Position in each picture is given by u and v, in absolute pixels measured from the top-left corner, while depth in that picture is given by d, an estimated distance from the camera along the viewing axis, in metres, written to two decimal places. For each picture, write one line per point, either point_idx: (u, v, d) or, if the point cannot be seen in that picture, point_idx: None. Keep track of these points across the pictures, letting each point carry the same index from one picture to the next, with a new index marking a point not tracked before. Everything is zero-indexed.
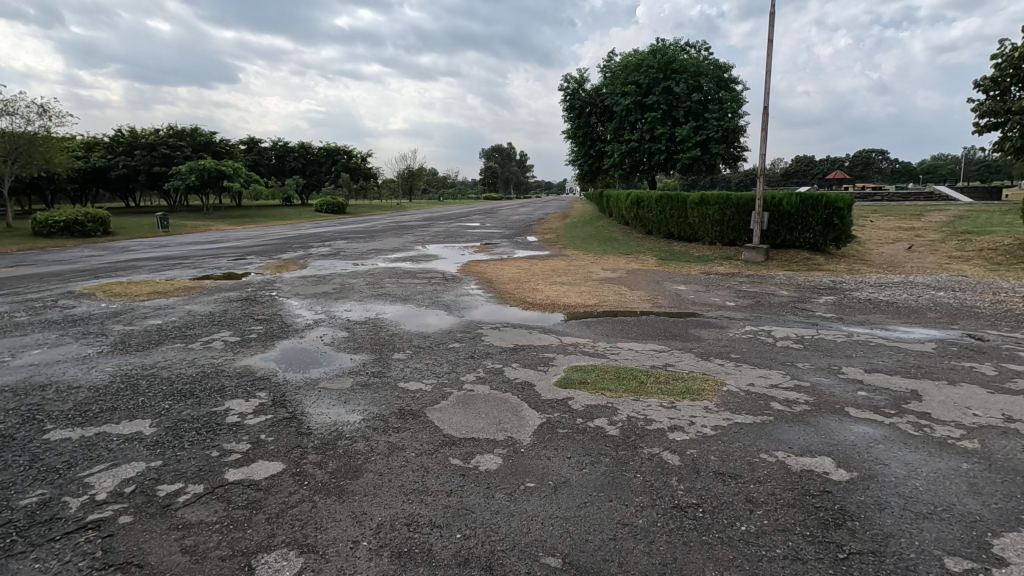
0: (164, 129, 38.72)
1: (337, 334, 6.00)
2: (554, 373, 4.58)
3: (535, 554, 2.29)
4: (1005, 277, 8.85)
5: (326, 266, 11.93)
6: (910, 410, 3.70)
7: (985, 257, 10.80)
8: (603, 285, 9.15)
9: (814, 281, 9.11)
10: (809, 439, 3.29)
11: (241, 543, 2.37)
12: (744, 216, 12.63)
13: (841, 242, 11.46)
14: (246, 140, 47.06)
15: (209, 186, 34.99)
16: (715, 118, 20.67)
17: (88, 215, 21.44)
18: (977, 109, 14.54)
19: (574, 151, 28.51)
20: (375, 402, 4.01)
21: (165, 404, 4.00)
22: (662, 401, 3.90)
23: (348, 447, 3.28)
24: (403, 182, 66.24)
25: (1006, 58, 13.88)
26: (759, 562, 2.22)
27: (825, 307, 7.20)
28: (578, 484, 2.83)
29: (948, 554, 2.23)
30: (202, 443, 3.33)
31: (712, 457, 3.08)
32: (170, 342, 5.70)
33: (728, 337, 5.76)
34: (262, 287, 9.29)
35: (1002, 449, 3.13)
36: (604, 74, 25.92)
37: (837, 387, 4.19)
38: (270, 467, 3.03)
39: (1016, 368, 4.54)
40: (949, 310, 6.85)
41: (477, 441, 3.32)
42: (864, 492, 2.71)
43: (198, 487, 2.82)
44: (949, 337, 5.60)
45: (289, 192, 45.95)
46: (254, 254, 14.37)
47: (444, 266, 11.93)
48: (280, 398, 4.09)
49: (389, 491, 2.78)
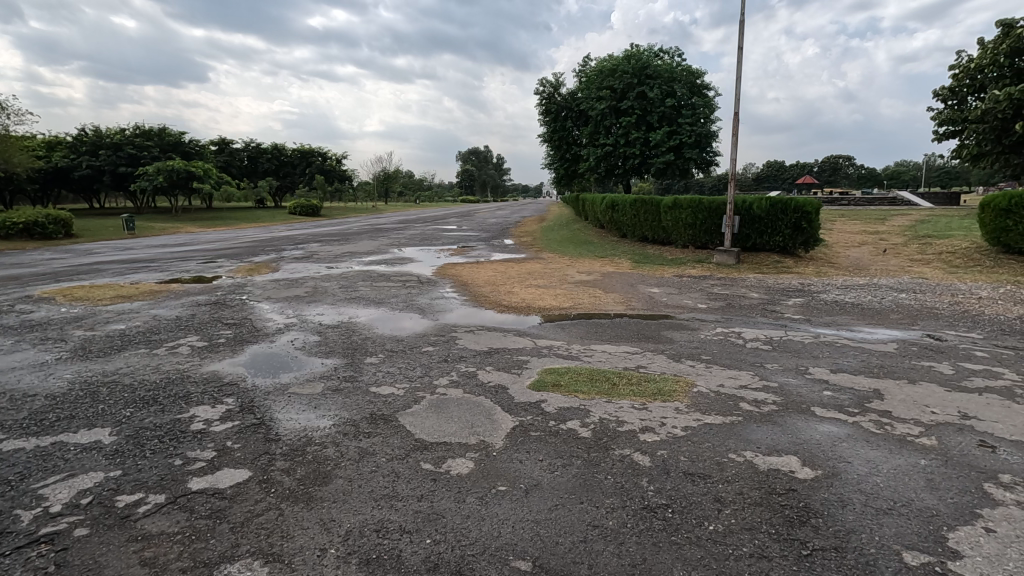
0: (129, 129, 37.63)
1: (308, 339, 5.90)
2: (527, 375, 4.60)
3: (505, 558, 2.28)
4: (962, 279, 9.26)
5: (300, 269, 11.75)
6: (873, 409, 3.80)
7: (945, 259, 11.24)
8: (578, 288, 9.23)
9: (782, 283, 9.36)
10: (776, 439, 3.36)
11: (203, 554, 2.30)
12: (716, 219, 12.85)
13: (809, 245, 11.74)
14: (217, 140, 46.04)
15: (178, 187, 34.07)
16: (688, 123, 21.07)
17: (49, 215, 20.65)
18: (938, 117, 15.39)
19: (550, 155, 28.74)
20: (347, 407, 3.95)
21: (126, 411, 3.88)
22: (634, 402, 3.95)
23: (318, 453, 3.23)
24: (379, 184, 65.53)
25: (962, 69, 14.55)
26: (725, 561, 2.25)
27: (794, 309, 7.39)
28: (549, 486, 2.84)
29: (906, 549, 2.30)
30: (164, 451, 3.24)
31: (682, 457, 3.12)
32: (134, 348, 5.54)
33: (699, 338, 5.87)
34: (232, 290, 9.09)
35: (958, 446, 3.23)
36: (580, 79, 26.15)
37: (804, 387, 4.29)
38: (236, 475, 2.96)
39: (972, 367, 4.72)
40: (911, 311, 7.10)
41: (450, 445, 3.31)
42: (828, 489, 2.77)
43: (159, 497, 2.74)
44: (910, 337, 5.80)
45: (262, 193, 45.09)
46: (224, 258, 14.08)
47: (421, 269, 11.85)
48: (248, 404, 3.99)
49: (359, 497, 2.75)
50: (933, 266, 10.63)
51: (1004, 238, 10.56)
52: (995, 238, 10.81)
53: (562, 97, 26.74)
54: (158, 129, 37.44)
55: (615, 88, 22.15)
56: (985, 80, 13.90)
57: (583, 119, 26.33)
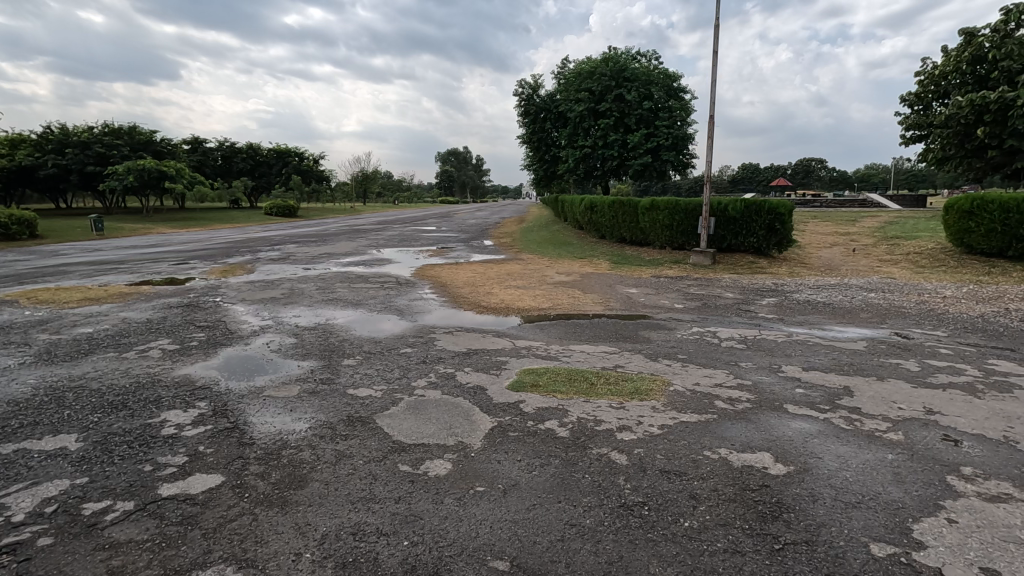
0: (97, 128, 36.64)
1: (284, 341, 5.81)
2: (506, 375, 4.60)
3: (483, 559, 2.28)
4: (928, 278, 9.57)
5: (276, 270, 11.57)
6: (843, 406, 3.90)
7: (912, 260, 11.58)
8: (557, 288, 9.27)
9: (756, 283, 9.54)
10: (750, 436, 3.42)
11: (174, 561, 2.26)
12: (692, 221, 13.03)
13: (782, 246, 11.98)
14: (189, 139, 45.10)
15: (149, 187, 33.22)
16: (665, 126, 21.31)
17: (12, 215, 19.98)
18: (904, 121, 15.88)
19: (529, 157, 28.85)
20: (323, 409, 3.90)
21: (94, 417, 3.77)
22: (611, 402, 3.98)
23: (294, 456, 3.19)
24: (357, 184, 64.76)
25: (927, 75, 15.08)
26: (700, 557, 2.28)
27: (767, 309, 7.53)
28: (527, 486, 2.84)
29: (873, 541, 2.37)
30: (134, 457, 3.16)
31: (658, 456, 3.15)
32: (102, 352, 5.39)
33: (676, 338, 5.94)
34: (206, 292, 8.89)
35: (923, 440, 3.34)
36: (558, 81, 26.31)
37: (777, 385, 4.38)
38: (208, 480, 2.90)
39: (936, 364, 4.89)
40: (880, 310, 7.28)
41: (428, 446, 3.29)
42: (800, 485, 2.83)
43: (128, 504, 2.67)
44: (879, 336, 5.96)
45: (236, 194, 44.26)
46: (197, 259, 13.80)
47: (399, 270, 11.76)
48: (221, 408, 3.92)
49: (336, 500, 2.71)
50: (901, 266, 10.95)
51: (967, 240, 10.93)
52: (958, 239, 11.18)
53: (541, 99, 26.86)
54: (128, 128, 36.54)
55: (593, 90, 22.32)
56: (949, 87, 14.40)
57: (562, 121, 26.40)
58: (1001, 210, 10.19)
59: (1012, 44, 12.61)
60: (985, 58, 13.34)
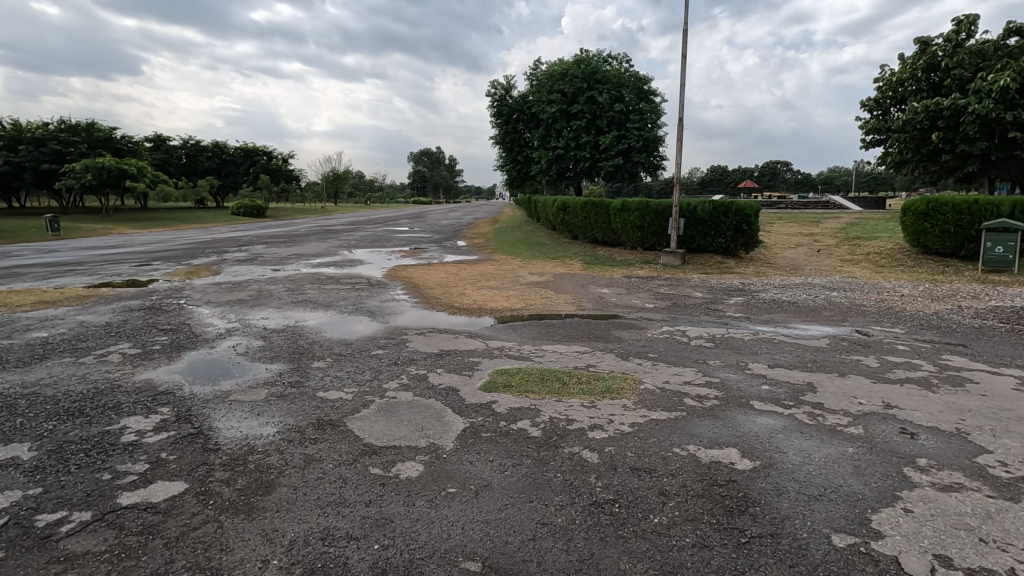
0: (52, 124, 35.25)
1: (251, 344, 5.68)
2: (478, 376, 4.59)
3: (455, 560, 2.27)
4: (888, 277, 9.91)
5: (243, 271, 11.32)
6: (806, 402, 4.01)
7: (873, 259, 11.98)
8: (530, 289, 9.29)
9: (724, 283, 9.73)
10: (718, 433, 3.49)
11: (134, 573, 2.19)
12: (663, 221, 13.24)
13: (750, 246, 12.25)
14: (152, 137, 43.76)
15: (109, 186, 32.08)
16: (636, 128, 21.57)
17: None
18: (865, 126, 16.42)
19: (503, 157, 28.89)
20: (291, 413, 3.83)
21: (48, 424, 3.62)
22: (583, 401, 4.00)
23: (260, 461, 3.12)
24: (328, 184, 63.66)
25: (885, 82, 15.66)
26: (669, 552, 2.32)
27: (735, 308, 7.69)
28: (499, 486, 2.84)
29: (835, 532, 2.44)
30: (92, 466, 3.05)
31: (629, 454, 3.19)
32: (58, 357, 5.18)
33: (647, 337, 6.01)
34: (169, 294, 8.65)
35: (882, 433, 3.46)
36: (531, 82, 26.43)
37: (744, 382, 4.48)
38: (171, 488, 2.82)
39: (895, 360, 5.07)
40: (842, 309, 7.52)
41: (399, 449, 3.26)
42: (765, 479, 2.90)
43: (85, 514, 2.57)
44: (841, 333, 6.15)
45: (201, 193, 43.09)
46: (160, 260, 13.41)
47: (371, 270, 11.63)
48: (185, 413, 3.81)
49: (304, 505, 2.67)
50: (862, 266, 11.32)
51: (923, 240, 11.35)
52: (915, 240, 11.59)
53: (514, 100, 26.94)
54: (86, 124, 35.29)
55: (565, 92, 22.48)
56: (905, 93, 14.97)
57: (535, 121, 26.51)
58: (955, 211, 10.67)
59: (963, 53, 13.24)
60: (938, 66, 13.93)
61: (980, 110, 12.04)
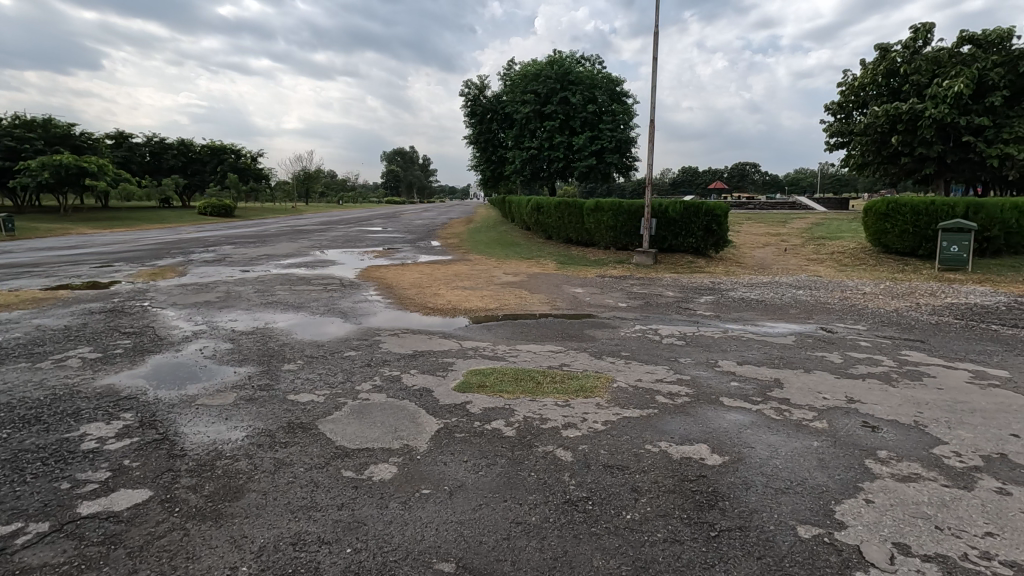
0: (6, 120, 33.76)
1: (219, 347, 5.55)
2: (452, 377, 4.57)
3: (428, 561, 2.26)
4: (850, 276, 10.23)
5: (210, 272, 11.05)
6: (774, 397, 4.11)
7: (836, 259, 12.34)
8: (504, 289, 9.29)
9: (695, 282, 9.91)
10: (689, 429, 3.55)
11: None
12: (635, 221, 13.40)
13: (720, 246, 12.50)
14: (113, 134, 42.32)
15: (68, 184, 30.89)
16: (609, 129, 21.79)
17: None
18: (828, 129, 16.92)
19: (476, 157, 28.84)
20: (261, 416, 3.76)
21: (2, 433, 3.47)
22: (556, 400, 4.03)
23: (228, 466, 3.05)
24: (298, 183, 62.51)
25: (848, 86, 16.16)
26: (641, 547, 2.35)
27: (706, 306, 7.84)
28: (474, 486, 2.84)
29: (801, 523, 2.51)
30: (49, 475, 2.94)
31: (602, 451, 3.23)
32: (12, 362, 4.97)
33: (619, 336, 6.09)
34: (132, 296, 8.37)
35: (846, 427, 3.57)
36: (504, 83, 26.46)
37: (713, 379, 4.58)
38: (134, 496, 2.74)
39: (857, 356, 5.24)
40: (807, 306, 7.74)
41: (372, 451, 3.23)
42: (734, 473, 2.97)
43: (42, 525, 2.48)
44: (806, 330, 6.33)
45: (166, 192, 41.84)
46: (122, 261, 12.98)
47: (343, 271, 11.47)
48: (149, 419, 3.70)
49: (274, 510, 2.62)
50: (826, 265, 11.65)
51: (883, 239, 11.74)
52: (876, 239, 11.99)
53: (487, 100, 26.93)
54: (42, 120, 33.94)
55: (539, 92, 22.57)
56: (866, 97, 15.46)
57: (508, 122, 26.55)
58: (913, 212, 11.07)
59: (921, 60, 13.76)
60: (897, 72, 14.43)
61: (936, 114, 12.58)
